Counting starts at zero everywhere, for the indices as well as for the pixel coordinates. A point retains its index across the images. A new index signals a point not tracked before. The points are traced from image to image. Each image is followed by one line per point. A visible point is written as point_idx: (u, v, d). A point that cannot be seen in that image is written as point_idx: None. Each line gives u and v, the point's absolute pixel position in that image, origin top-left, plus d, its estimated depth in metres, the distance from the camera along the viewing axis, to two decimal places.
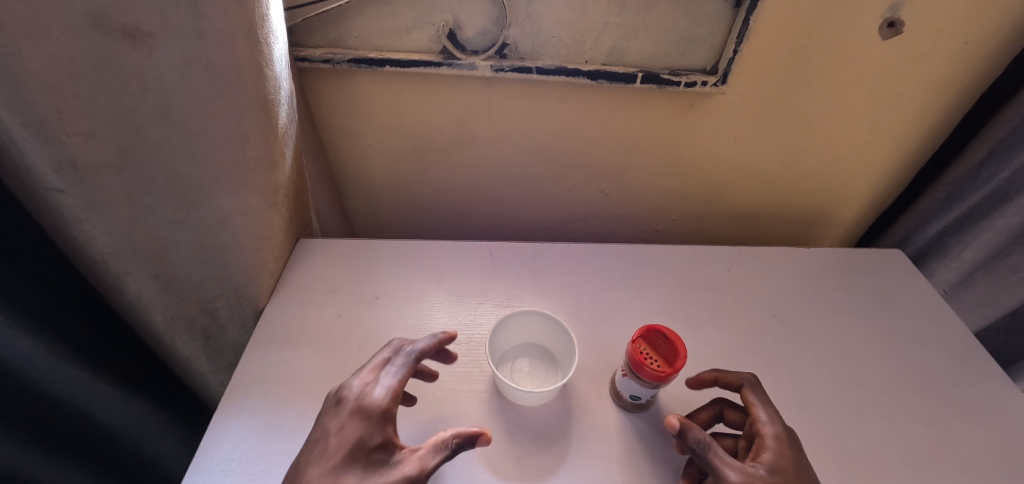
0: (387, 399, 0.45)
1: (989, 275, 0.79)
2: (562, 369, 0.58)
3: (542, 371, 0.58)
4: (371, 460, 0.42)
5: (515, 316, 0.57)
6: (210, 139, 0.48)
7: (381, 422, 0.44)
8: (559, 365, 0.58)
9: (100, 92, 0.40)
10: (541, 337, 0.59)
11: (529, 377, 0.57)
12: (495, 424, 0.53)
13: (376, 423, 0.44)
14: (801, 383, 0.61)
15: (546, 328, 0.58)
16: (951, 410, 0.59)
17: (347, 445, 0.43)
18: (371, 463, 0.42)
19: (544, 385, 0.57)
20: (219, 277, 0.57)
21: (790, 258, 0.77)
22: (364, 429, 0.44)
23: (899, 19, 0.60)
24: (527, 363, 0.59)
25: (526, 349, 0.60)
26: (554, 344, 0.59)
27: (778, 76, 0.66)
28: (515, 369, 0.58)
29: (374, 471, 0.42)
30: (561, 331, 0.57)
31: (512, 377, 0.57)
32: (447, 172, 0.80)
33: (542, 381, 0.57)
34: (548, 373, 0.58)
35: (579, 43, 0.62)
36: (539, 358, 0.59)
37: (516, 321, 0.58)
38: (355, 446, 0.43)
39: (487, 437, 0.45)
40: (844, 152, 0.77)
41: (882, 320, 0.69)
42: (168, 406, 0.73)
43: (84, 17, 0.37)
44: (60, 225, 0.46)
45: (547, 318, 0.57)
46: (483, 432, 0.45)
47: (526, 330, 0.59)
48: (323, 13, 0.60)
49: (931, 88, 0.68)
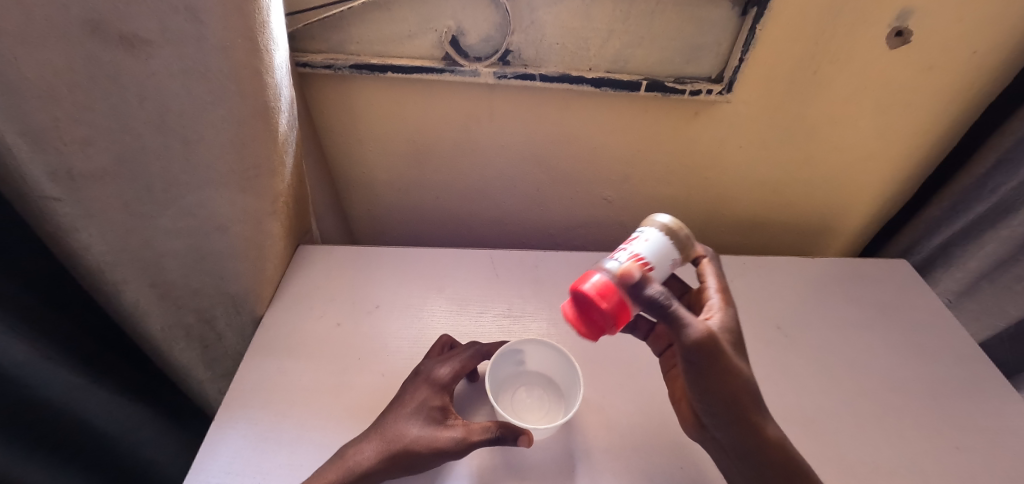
0: (450, 373, 0.52)
1: (996, 284, 0.77)
2: (564, 403, 0.55)
3: (543, 404, 0.56)
4: (430, 416, 0.48)
5: (520, 345, 0.55)
6: (208, 148, 0.47)
7: (443, 390, 0.51)
8: (562, 398, 0.56)
9: (96, 99, 0.40)
10: (547, 367, 0.57)
11: (529, 409, 0.55)
12: (495, 453, 0.50)
13: (439, 390, 0.51)
14: (807, 397, 0.60)
15: (552, 359, 0.56)
16: (958, 424, 0.58)
17: (413, 403, 0.49)
18: (431, 420, 0.48)
19: (545, 418, 0.54)
20: (216, 285, 0.57)
21: (795, 267, 0.77)
22: (429, 394, 0.50)
23: (907, 28, 0.60)
24: (528, 395, 0.57)
25: (530, 379, 0.58)
26: (559, 376, 0.57)
27: (785, 84, 0.66)
28: (516, 399, 0.56)
29: (431, 426, 0.47)
30: (566, 362, 0.55)
31: (512, 411, 0.54)
32: (448, 178, 0.79)
33: (544, 413, 0.55)
34: (551, 405, 0.56)
35: (583, 50, 0.61)
36: (543, 388, 0.57)
37: (521, 349, 0.56)
38: (419, 406, 0.49)
39: (528, 437, 0.45)
40: (849, 161, 0.76)
41: (887, 333, 0.69)
42: (167, 415, 0.72)
43: (81, 24, 0.36)
44: (57, 234, 0.45)
45: (551, 349, 0.55)
46: (524, 431, 0.45)
47: (530, 358, 0.57)
48: (325, 19, 0.59)
49: (938, 97, 0.67)
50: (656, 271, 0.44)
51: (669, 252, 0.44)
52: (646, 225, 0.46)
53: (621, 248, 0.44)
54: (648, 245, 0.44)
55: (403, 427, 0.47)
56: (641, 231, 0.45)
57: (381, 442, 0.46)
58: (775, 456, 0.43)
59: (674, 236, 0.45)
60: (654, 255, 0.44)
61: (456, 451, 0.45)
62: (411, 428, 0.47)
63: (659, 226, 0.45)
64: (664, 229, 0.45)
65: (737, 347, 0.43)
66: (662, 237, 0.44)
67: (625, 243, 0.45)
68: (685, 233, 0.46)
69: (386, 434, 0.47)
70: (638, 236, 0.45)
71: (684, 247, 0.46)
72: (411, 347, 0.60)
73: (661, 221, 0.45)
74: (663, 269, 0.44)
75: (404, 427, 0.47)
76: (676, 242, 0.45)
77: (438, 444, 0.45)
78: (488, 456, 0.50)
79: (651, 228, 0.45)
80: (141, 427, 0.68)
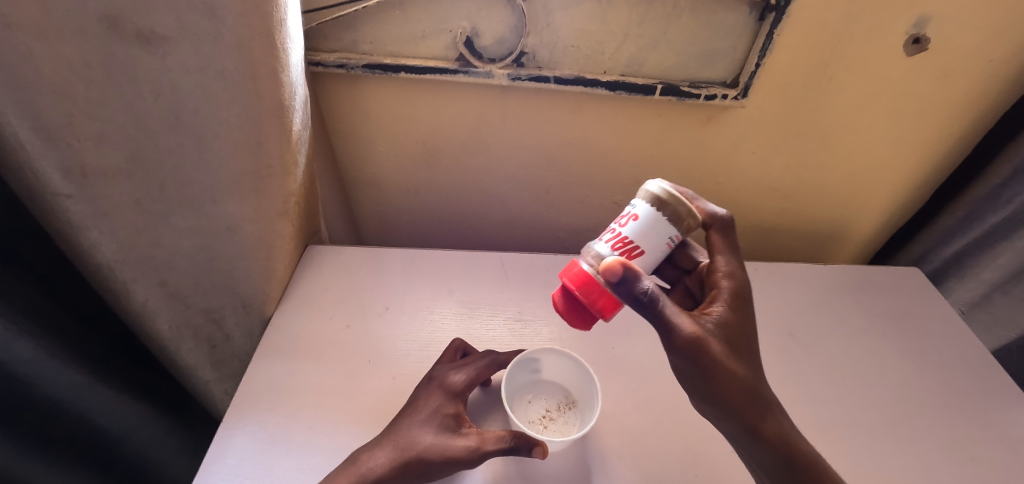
0: (464, 381, 0.51)
1: (1008, 296, 0.77)
2: (580, 418, 0.54)
3: (559, 414, 0.55)
4: (444, 424, 0.48)
5: (536, 354, 0.55)
6: (221, 146, 0.47)
7: (457, 398, 0.50)
8: (578, 409, 0.55)
9: (110, 95, 0.39)
10: (565, 379, 0.57)
11: (542, 421, 0.54)
12: (510, 464, 0.49)
13: (452, 398, 0.50)
14: (820, 406, 0.59)
15: (570, 370, 0.56)
16: (973, 436, 0.58)
17: (427, 411, 0.49)
18: (445, 428, 0.47)
19: (558, 432, 0.53)
20: (226, 286, 0.56)
21: (806, 274, 0.76)
22: (443, 401, 0.49)
23: (924, 35, 0.59)
24: (543, 405, 0.56)
25: (546, 390, 0.57)
26: (577, 388, 0.56)
27: (799, 90, 0.65)
28: (530, 410, 0.55)
29: (445, 434, 0.46)
30: (584, 374, 0.54)
31: (526, 421, 0.54)
32: (458, 180, 0.78)
33: (558, 427, 0.54)
34: (565, 418, 0.55)
35: (598, 53, 0.61)
36: (558, 400, 0.56)
37: (537, 357, 0.56)
38: (432, 413, 0.48)
39: (543, 449, 0.44)
40: (862, 168, 0.75)
41: (899, 343, 0.68)
42: (173, 416, 0.72)
43: (98, 19, 0.36)
44: (68, 230, 0.45)
45: (569, 359, 0.55)
46: (539, 442, 0.44)
47: (546, 368, 0.57)
48: (340, 18, 0.58)
49: (952, 105, 0.67)
50: (645, 255, 0.41)
51: (663, 229, 0.41)
52: (636, 197, 0.42)
53: (610, 229, 0.43)
54: (638, 223, 0.41)
55: (416, 434, 0.47)
56: (632, 204, 0.43)
57: (394, 449, 0.46)
58: (782, 456, 0.41)
59: (666, 206, 0.41)
60: (643, 234, 0.41)
61: (469, 460, 0.44)
62: (424, 436, 0.46)
63: (648, 196, 0.41)
64: (655, 197, 0.41)
65: (734, 348, 0.41)
66: (650, 209, 0.41)
67: (615, 221, 0.43)
68: (682, 201, 0.41)
69: (400, 440, 0.46)
70: (628, 214, 0.42)
71: (686, 217, 0.41)
72: (422, 350, 0.59)
73: (651, 189, 0.42)
74: (658, 250, 0.42)
75: (418, 434, 0.47)
76: (668, 213, 0.41)
77: (452, 453, 0.45)
78: (503, 465, 0.49)
79: (643, 199, 0.42)
80: (147, 429, 0.67)
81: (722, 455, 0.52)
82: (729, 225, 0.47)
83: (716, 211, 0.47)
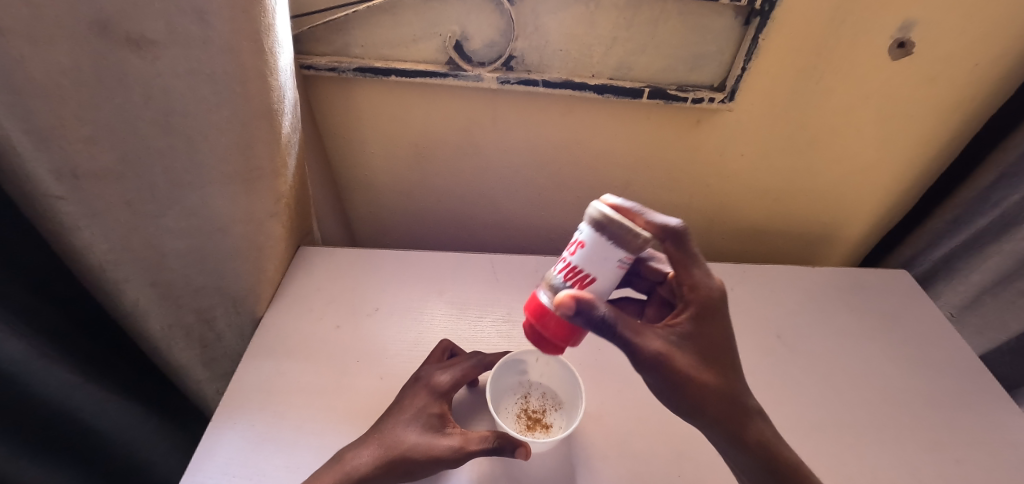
0: (450, 381, 0.52)
1: (998, 298, 0.77)
2: (567, 418, 0.55)
3: (545, 415, 0.55)
4: (429, 423, 0.48)
5: (523, 355, 0.56)
6: (211, 148, 0.47)
7: (442, 398, 0.51)
8: (564, 410, 0.56)
9: (101, 99, 0.40)
10: (552, 380, 0.58)
11: (528, 422, 0.54)
12: (496, 464, 0.50)
13: (437, 398, 0.51)
14: (806, 407, 0.59)
15: (556, 371, 0.56)
16: (957, 437, 0.58)
17: (412, 410, 0.49)
18: (430, 428, 0.48)
19: (544, 433, 0.54)
20: (216, 286, 0.57)
21: (795, 276, 0.77)
22: (428, 401, 0.50)
23: (909, 40, 0.60)
24: (530, 406, 0.56)
25: (534, 391, 0.58)
26: (563, 388, 0.57)
27: (787, 93, 0.66)
28: (517, 411, 0.56)
29: (429, 434, 0.47)
30: (569, 374, 0.55)
31: (511, 422, 0.54)
32: (450, 181, 0.79)
33: (544, 428, 0.54)
34: (551, 419, 0.55)
35: (586, 56, 0.62)
36: (546, 401, 0.57)
37: (523, 359, 0.56)
38: (418, 412, 0.49)
39: (526, 450, 0.44)
40: (851, 170, 0.76)
41: (887, 345, 0.68)
42: (165, 416, 0.73)
43: (89, 25, 0.36)
44: (59, 231, 0.45)
45: (555, 360, 0.56)
46: (523, 443, 0.44)
47: (533, 369, 0.58)
48: (331, 21, 0.59)
49: (937, 108, 0.67)
50: (598, 281, 0.41)
51: (611, 254, 0.40)
52: (580, 222, 0.41)
53: (563, 258, 0.43)
54: (584, 251, 0.41)
55: (401, 433, 0.47)
56: (578, 230, 0.42)
57: (379, 447, 0.46)
58: (763, 458, 0.42)
59: (607, 228, 0.39)
60: (591, 261, 0.41)
61: (451, 460, 0.45)
62: (409, 435, 0.47)
63: (589, 221, 0.40)
64: (595, 221, 0.40)
65: (705, 358, 0.41)
66: (593, 234, 0.40)
67: (566, 250, 0.43)
68: (623, 222, 0.39)
69: (385, 439, 0.47)
70: (576, 240, 0.41)
71: (632, 238, 0.39)
72: (412, 349, 0.60)
73: (590, 213, 0.40)
74: (611, 272, 0.41)
75: (403, 433, 0.47)
76: (609, 235, 0.39)
77: (435, 452, 0.45)
78: (489, 466, 0.50)
79: (586, 225, 0.41)
80: (138, 430, 0.68)
81: (706, 454, 0.53)
82: (683, 237, 0.43)
83: (668, 223, 0.42)
